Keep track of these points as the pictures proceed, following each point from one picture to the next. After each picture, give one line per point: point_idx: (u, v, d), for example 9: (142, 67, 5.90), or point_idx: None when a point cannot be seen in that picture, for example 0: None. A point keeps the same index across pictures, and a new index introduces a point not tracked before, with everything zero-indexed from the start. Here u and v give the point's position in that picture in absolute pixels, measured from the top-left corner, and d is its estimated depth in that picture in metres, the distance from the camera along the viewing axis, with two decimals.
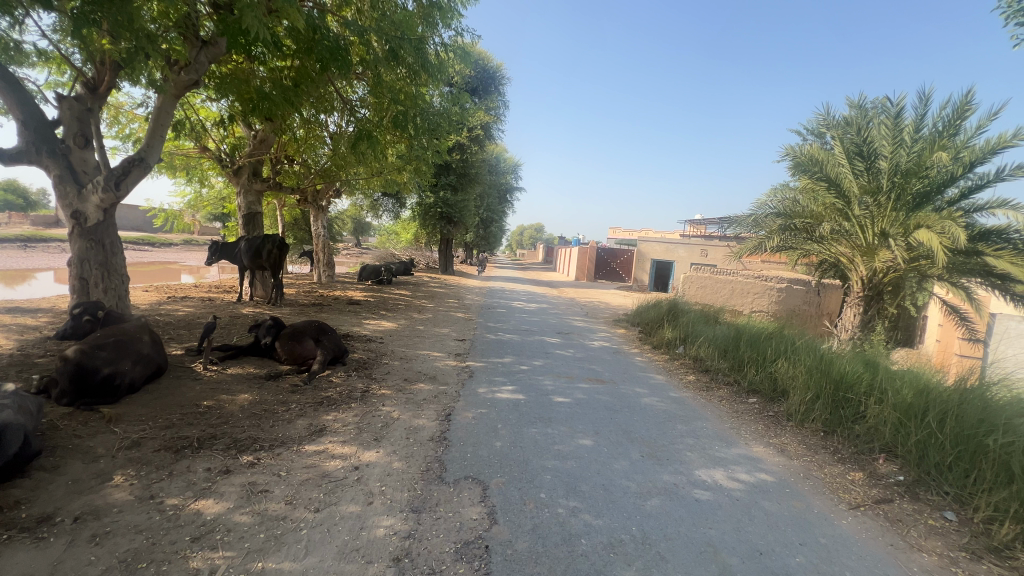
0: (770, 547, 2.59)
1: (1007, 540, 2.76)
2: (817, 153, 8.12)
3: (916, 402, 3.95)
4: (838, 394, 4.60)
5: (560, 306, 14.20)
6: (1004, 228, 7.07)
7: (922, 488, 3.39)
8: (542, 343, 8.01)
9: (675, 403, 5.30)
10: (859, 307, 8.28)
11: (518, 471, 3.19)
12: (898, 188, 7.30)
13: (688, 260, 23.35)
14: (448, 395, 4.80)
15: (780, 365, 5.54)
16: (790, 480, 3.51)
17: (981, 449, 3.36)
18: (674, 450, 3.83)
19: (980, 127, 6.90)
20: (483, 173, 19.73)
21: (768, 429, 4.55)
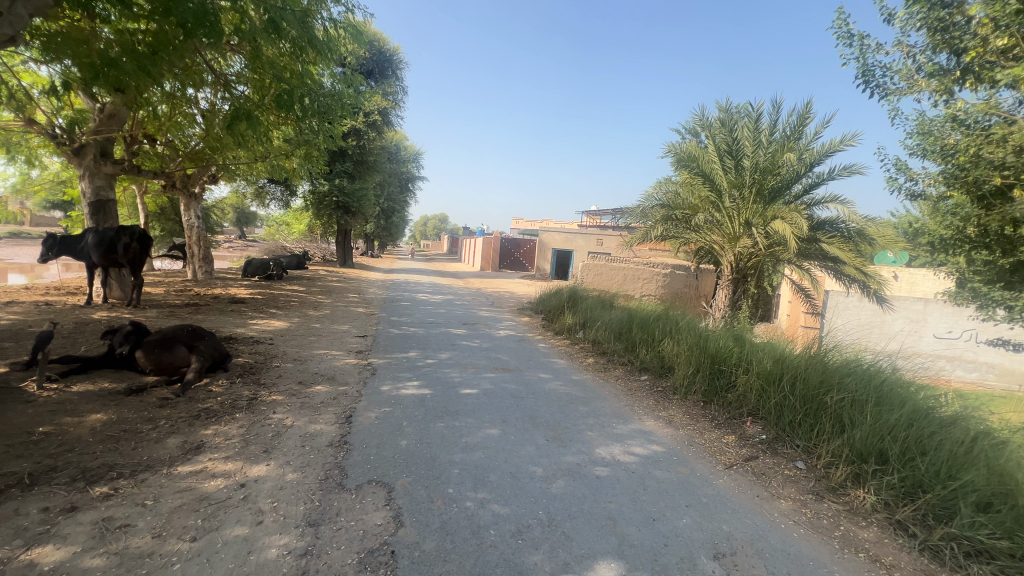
0: (662, 512, 2.83)
1: (840, 480, 3.30)
2: (694, 150, 8.96)
3: (775, 368, 4.54)
4: (714, 366, 5.17)
5: (465, 297, 14.17)
6: (834, 219, 8.47)
7: (780, 444, 3.95)
8: (447, 335, 7.93)
9: (577, 385, 5.57)
10: (729, 289, 9.34)
11: (425, 469, 3.11)
12: (758, 183, 8.35)
13: (585, 249, 24.71)
14: (349, 395, 4.54)
15: (666, 344, 6.08)
16: (676, 448, 3.88)
17: (821, 405, 3.96)
18: (576, 431, 4.02)
19: (816, 133, 8.11)
20: (382, 161, 18.90)
21: (658, 404, 5.00)
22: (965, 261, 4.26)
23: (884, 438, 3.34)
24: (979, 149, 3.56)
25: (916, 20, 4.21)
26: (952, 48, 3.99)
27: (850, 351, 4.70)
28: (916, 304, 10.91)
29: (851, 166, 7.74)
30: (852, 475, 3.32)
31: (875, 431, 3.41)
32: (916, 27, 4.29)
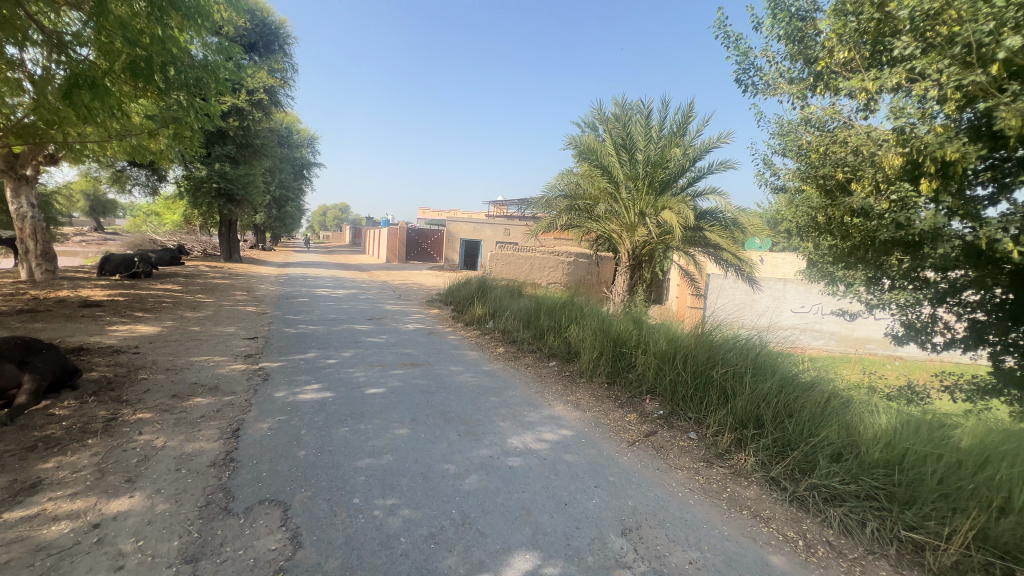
0: (573, 496, 2.90)
1: (726, 446, 3.66)
2: (593, 143, 9.33)
3: (668, 347, 4.88)
4: (616, 349, 5.45)
5: (369, 291, 13.51)
6: (714, 210, 9.37)
7: (675, 418, 4.29)
8: (351, 332, 7.48)
9: (488, 376, 5.55)
10: (627, 276, 9.94)
11: (327, 480, 2.87)
12: (650, 177, 8.94)
13: (493, 239, 24.91)
14: (236, 406, 4.05)
15: (572, 330, 6.31)
16: (584, 431, 4.02)
17: (709, 378, 4.33)
18: (487, 423, 4.00)
19: (697, 131, 8.88)
20: (270, 145, 17.21)
21: (566, 389, 5.17)
22: (810, 246, 4.92)
23: (760, 404, 3.74)
24: (828, 150, 4.05)
25: (778, 32, 4.73)
26: (806, 59, 4.53)
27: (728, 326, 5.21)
28: (778, 283, 12.56)
29: (725, 162, 8.61)
30: (735, 441, 3.69)
31: (752, 400, 3.81)
32: (777, 38, 4.81)
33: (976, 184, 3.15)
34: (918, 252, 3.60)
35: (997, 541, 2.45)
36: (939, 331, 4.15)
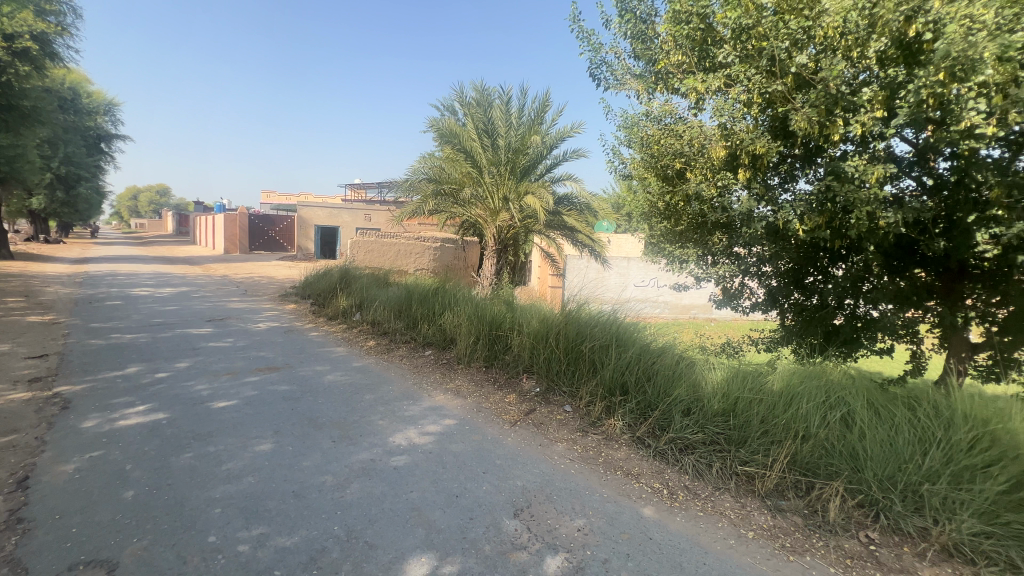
0: (463, 486, 2.86)
1: (597, 414, 3.99)
2: (454, 127, 9.22)
3: (540, 326, 5.07)
4: (491, 332, 5.51)
5: (206, 288, 11.60)
6: (570, 195, 10.00)
7: (551, 393, 4.53)
8: (185, 338, 6.33)
9: (359, 373, 5.18)
10: (494, 259, 10.12)
11: (169, 521, 2.37)
12: (512, 162, 9.16)
13: (352, 225, 23.34)
14: (20, 448, 3.12)
15: (446, 316, 6.22)
16: (467, 417, 4.01)
17: (578, 352, 4.61)
18: (365, 423, 3.73)
19: (553, 120, 9.34)
20: (47, 108, 13.46)
21: (444, 377, 5.10)
22: (648, 228, 5.55)
23: (624, 372, 4.13)
24: (665, 140, 4.26)
25: (624, 30, 5.11)
26: (647, 58, 5.00)
27: (587, 299, 5.46)
28: (623, 261, 14.05)
29: (579, 151, 9.24)
30: (605, 408, 4.03)
31: (617, 369, 4.18)
32: (623, 36, 5.21)
33: (775, 175, 3.81)
34: (733, 231, 4.28)
35: (801, 461, 3.07)
36: (746, 294, 4.90)
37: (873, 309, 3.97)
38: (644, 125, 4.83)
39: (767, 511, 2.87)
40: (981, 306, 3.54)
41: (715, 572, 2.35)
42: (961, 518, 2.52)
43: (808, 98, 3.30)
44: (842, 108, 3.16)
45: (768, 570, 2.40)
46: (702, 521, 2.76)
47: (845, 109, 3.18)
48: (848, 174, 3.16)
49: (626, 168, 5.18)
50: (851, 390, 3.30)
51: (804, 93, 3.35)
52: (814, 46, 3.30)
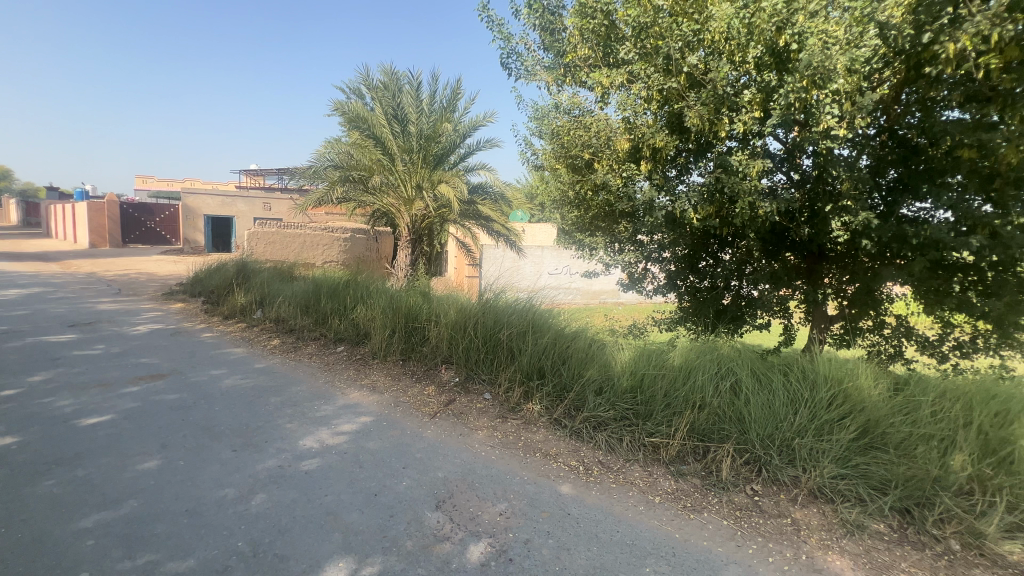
0: (382, 484, 2.78)
1: (516, 400, 4.07)
2: (362, 111, 8.76)
3: (457, 316, 5.03)
4: (408, 325, 5.37)
5: (67, 287, 9.96)
6: (484, 185, 9.97)
7: (470, 382, 4.54)
8: (40, 347, 5.39)
9: (263, 374, 4.79)
10: (409, 249, 9.80)
11: (27, 562, 2.02)
12: (424, 150, 8.91)
13: (249, 215, 21.35)
14: None
15: (359, 310, 5.95)
16: (384, 413, 3.89)
17: (496, 340, 4.65)
18: (271, 428, 3.46)
19: (466, 108, 9.24)
20: None
21: (359, 374, 4.89)
22: (560, 218, 5.72)
23: (541, 357, 4.25)
24: (574, 132, 4.39)
25: (533, 22, 5.17)
26: (555, 51, 5.10)
27: (503, 287, 5.49)
28: (537, 250, 14.41)
29: (492, 140, 9.24)
30: (523, 393, 4.13)
31: (534, 355, 4.29)
32: (532, 27, 5.26)
33: (673, 167, 4.08)
34: (637, 220, 4.55)
35: (699, 428, 3.37)
36: (649, 278, 5.19)
37: (753, 289, 4.46)
38: (554, 116, 4.94)
39: (671, 476, 3.14)
40: (836, 284, 4.12)
41: (627, 537, 2.52)
42: (823, 465, 2.94)
43: (699, 97, 3.59)
44: (727, 108, 3.49)
45: (672, 529, 2.63)
46: (614, 492, 2.95)
47: (730, 108, 3.51)
48: (734, 168, 3.50)
49: (539, 158, 5.28)
50: (738, 361, 3.69)
51: (696, 92, 3.63)
52: (703, 49, 3.58)
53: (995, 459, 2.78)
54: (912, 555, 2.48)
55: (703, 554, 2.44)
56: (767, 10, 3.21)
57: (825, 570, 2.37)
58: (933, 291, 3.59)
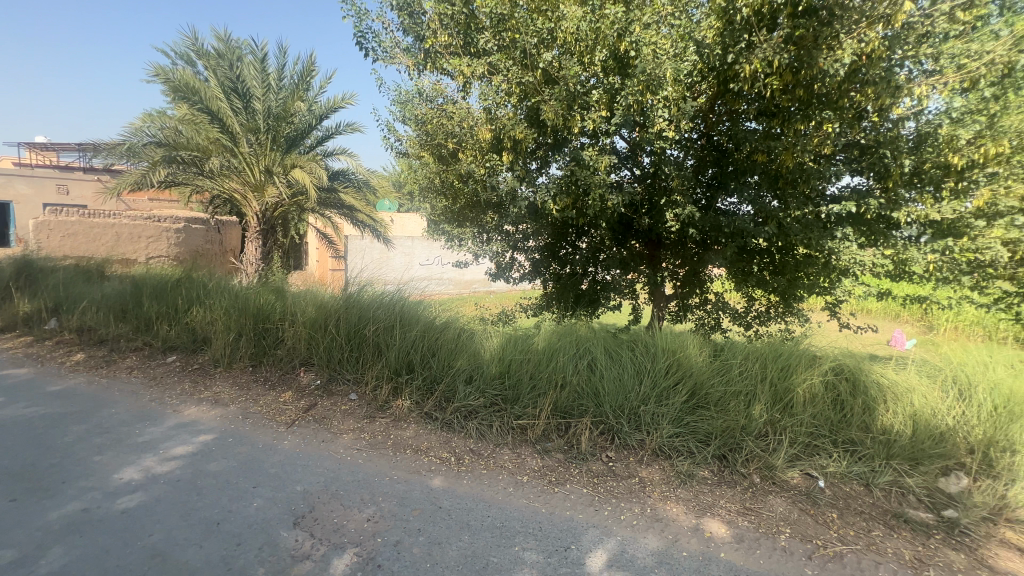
0: (226, 509, 2.45)
1: (385, 398, 3.91)
2: (191, 80, 7.52)
3: (317, 313, 4.63)
4: (258, 326, 4.78)
5: None
6: (346, 171, 9.24)
7: (334, 383, 4.23)
8: None
9: (60, 398, 3.87)
10: (260, 241, 8.65)
11: None
12: (273, 131, 7.95)
13: (35, 200, 16.97)
14: None
15: (195, 312, 5.12)
16: (230, 428, 3.43)
17: (362, 337, 4.38)
18: (73, 463, 2.82)
19: (322, 88, 8.46)
20: None
21: (197, 386, 4.23)
22: (428, 208, 5.56)
23: (409, 351, 4.13)
24: (438, 120, 4.26)
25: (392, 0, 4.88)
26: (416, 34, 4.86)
27: (368, 280, 5.17)
28: (407, 242, 13.93)
29: (353, 124, 8.62)
30: (392, 390, 3.98)
31: (402, 349, 4.16)
32: (391, 6, 4.97)
33: (533, 160, 4.22)
34: (502, 211, 4.61)
35: (561, 407, 3.61)
36: (516, 266, 5.38)
37: (606, 275, 4.91)
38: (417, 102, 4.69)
39: (537, 454, 3.31)
40: (670, 268, 4.72)
41: (498, 520, 2.60)
42: (662, 427, 3.37)
43: (554, 92, 3.76)
44: (578, 106, 3.72)
45: (540, 505, 2.78)
46: (485, 477, 3.02)
47: (581, 106, 3.73)
48: (586, 162, 3.76)
49: (404, 145, 4.95)
50: (594, 340, 4.02)
51: (551, 88, 3.80)
52: (556, 48, 3.74)
53: (781, 405, 3.46)
54: (727, 492, 2.98)
55: (567, 523, 2.62)
56: (609, 18, 3.53)
57: (665, 518, 2.73)
58: (739, 271, 4.31)
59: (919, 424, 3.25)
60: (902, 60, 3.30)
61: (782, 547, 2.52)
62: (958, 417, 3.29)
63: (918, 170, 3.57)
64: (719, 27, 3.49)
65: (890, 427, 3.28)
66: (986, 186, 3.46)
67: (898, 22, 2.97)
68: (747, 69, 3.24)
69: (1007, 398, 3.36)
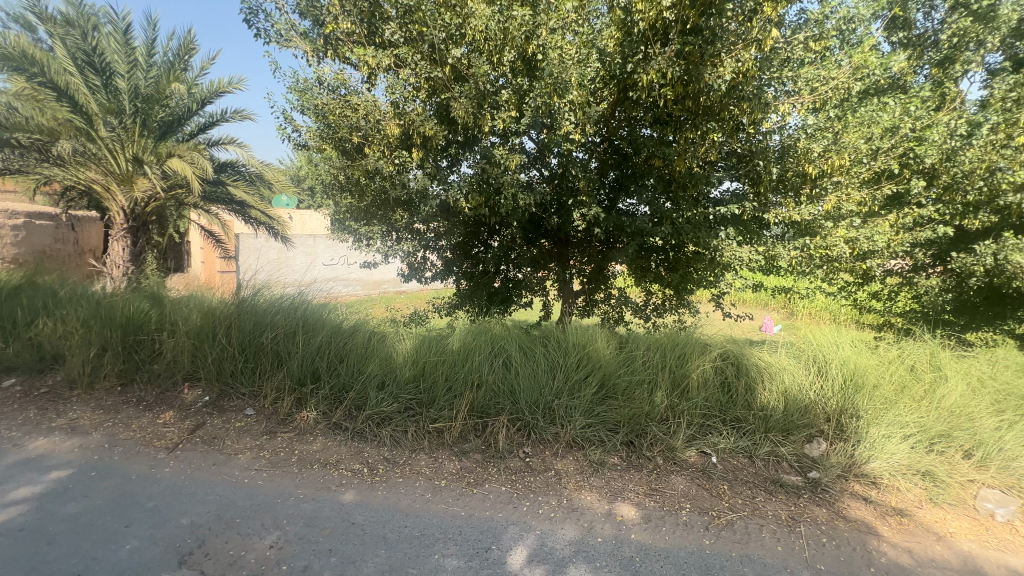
0: (90, 559, 2.15)
1: (287, 410, 3.61)
2: (31, 49, 6.41)
3: (202, 321, 4.13)
4: (127, 339, 4.14)
5: None
6: (234, 162, 8.33)
7: (226, 399, 3.81)
8: None
9: None
10: (129, 239, 7.30)
11: None
12: (143, 114, 6.90)
13: None
14: None
15: (42, 325, 4.31)
16: (94, 460, 2.99)
17: (258, 346, 3.98)
18: None
19: (202, 68, 7.58)
20: None
21: (47, 414, 3.58)
22: (331, 206, 5.21)
23: (314, 359, 3.84)
24: (340, 111, 3.96)
25: None
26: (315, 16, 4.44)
27: (264, 282, 4.71)
28: (308, 240, 13.08)
29: (242, 111, 7.84)
30: (295, 401, 3.68)
31: (306, 357, 3.86)
32: None
33: (443, 158, 4.14)
34: (413, 209, 4.42)
35: (478, 406, 3.59)
36: (428, 266, 5.26)
37: (517, 273, 4.99)
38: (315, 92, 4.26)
39: (455, 457, 3.27)
40: (578, 265, 4.91)
41: (417, 530, 2.52)
42: (575, 419, 3.50)
43: (463, 89, 3.70)
44: (488, 105, 3.69)
45: (460, 509, 2.74)
46: (401, 486, 2.91)
47: (491, 105, 3.73)
48: (497, 161, 3.77)
49: (305, 137, 4.50)
50: (509, 338, 4.05)
51: (460, 85, 3.75)
52: (465, 45, 3.70)
53: (679, 390, 3.77)
54: (635, 476, 3.18)
55: (487, 524, 2.62)
56: (517, 19, 3.56)
57: (580, 507, 2.83)
58: (639, 266, 4.61)
59: (789, 399, 3.73)
60: (770, 81, 3.72)
61: (683, 522, 2.74)
62: (818, 390, 3.80)
63: (783, 178, 4.08)
64: (619, 37, 3.70)
65: (767, 404, 3.72)
66: (832, 192, 4.11)
67: (765, 46, 3.43)
68: (644, 79, 3.47)
69: (853, 372, 3.90)
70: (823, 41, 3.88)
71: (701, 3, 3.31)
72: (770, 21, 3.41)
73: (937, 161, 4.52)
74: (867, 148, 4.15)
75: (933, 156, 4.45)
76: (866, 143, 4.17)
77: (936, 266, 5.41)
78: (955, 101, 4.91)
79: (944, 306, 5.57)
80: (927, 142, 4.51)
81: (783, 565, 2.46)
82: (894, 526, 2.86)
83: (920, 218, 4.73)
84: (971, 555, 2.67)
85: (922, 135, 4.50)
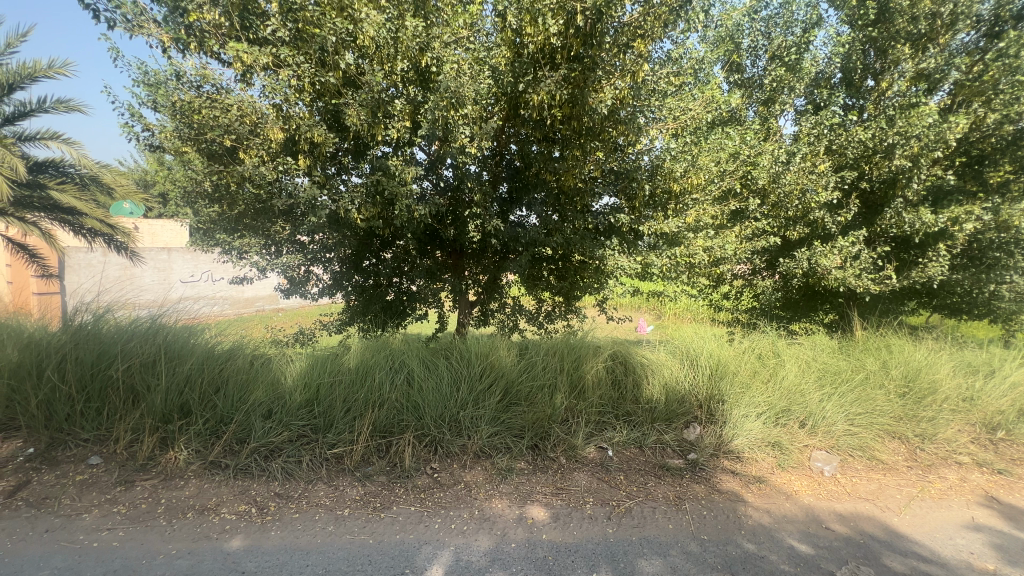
0: None
1: (148, 454, 3.09)
2: None
3: (21, 356, 3.34)
4: None
5: None
6: (59, 161, 6.85)
7: (59, 449, 3.13)
8: None
9: None
10: None
11: None
12: None
13: None
14: None
15: None
16: None
17: (104, 381, 3.34)
18: None
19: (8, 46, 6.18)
20: None
21: None
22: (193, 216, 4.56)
23: (182, 391, 3.34)
24: (208, 110, 3.49)
25: None
26: None
27: (107, 304, 3.95)
28: (161, 254, 11.42)
29: (67, 101, 6.55)
30: (159, 442, 3.17)
31: (170, 390, 3.32)
32: None
33: (332, 166, 3.89)
34: (295, 219, 4.07)
35: (380, 426, 3.42)
36: (312, 280, 4.84)
37: (411, 285, 4.87)
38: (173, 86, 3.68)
39: (357, 482, 3.08)
40: (473, 277, 4.94)
41: (319, 567, 2.33)
42: (481, 429, 3.52)
43: (356, 96, 3.54)
44: (382, 113, 3.58)
45: (367, 536, 2.58)
46: (299, 522, 2.67)
47: (384, 114, 3.62)
48: (393, 171, 3.66)
49: (156, 137, 3.89)
50: (409, 352, 3.92)
51: (351, 91, 3.60)
52: (355, 51, 3.56)
53: (576, 391, 4.01)
54: (541, 477, 3.29)
55: (399, 547, 2.51)
56: (410, 29, 3.54)
57: (492, 516, 2.85)
58: (532, 276, 4.81)
59: (669, 391, 4.18)
60: (642, 108, 4.12)
61: (588, 515, 2.91)
62: (691, 381, 4.31)
63: (653, 195, 4.59)
64: (510, 57, 3.86)
65: (651, 397, 4.13)
66: (692, 208, 4.73)
67: (637, 77, 3.86)
68: (535, 98, 3.66)
69: (716, 363, 4.51)
70: (680, 76, 4.46)
71: (583, 33, 3.62)
72: (640, 55, 3.84)
73: (767, 183, 5.44)
74: (717, 170, 4.84)
75: (764, 178, 5.37)
76: (716, 166, 4.86)
77: (768, 271, 6.48)
78: (777, 134, 5.96)
79: (776, 303, 6.69)
80: (758, 167, 5.41)
81: (674, 540, 2.74)
82: (756, 492, 3.36)
83: (756, 229, 5.63)
84: (811, 507, 3.23)
85: (755, 161, 5.39)
